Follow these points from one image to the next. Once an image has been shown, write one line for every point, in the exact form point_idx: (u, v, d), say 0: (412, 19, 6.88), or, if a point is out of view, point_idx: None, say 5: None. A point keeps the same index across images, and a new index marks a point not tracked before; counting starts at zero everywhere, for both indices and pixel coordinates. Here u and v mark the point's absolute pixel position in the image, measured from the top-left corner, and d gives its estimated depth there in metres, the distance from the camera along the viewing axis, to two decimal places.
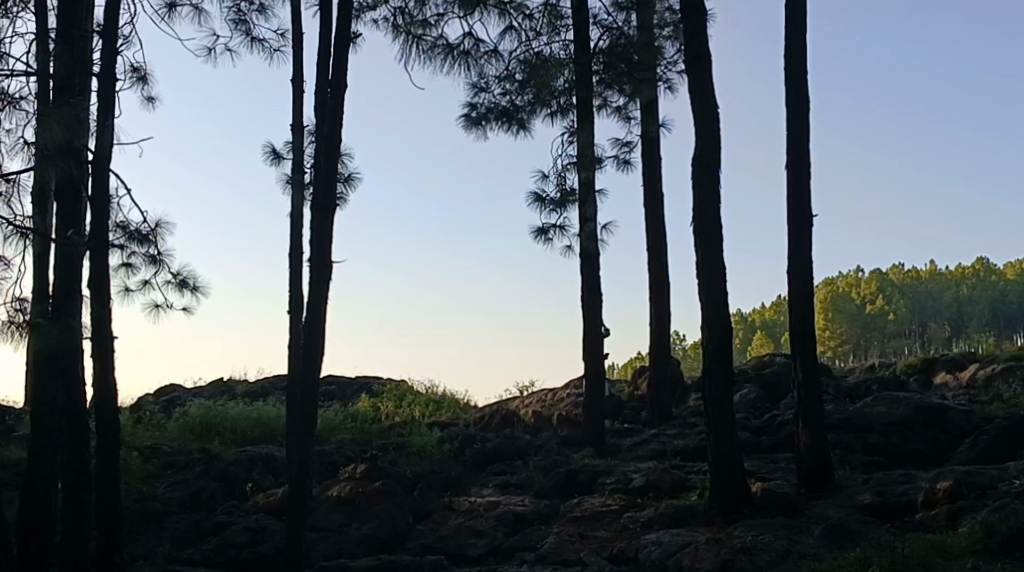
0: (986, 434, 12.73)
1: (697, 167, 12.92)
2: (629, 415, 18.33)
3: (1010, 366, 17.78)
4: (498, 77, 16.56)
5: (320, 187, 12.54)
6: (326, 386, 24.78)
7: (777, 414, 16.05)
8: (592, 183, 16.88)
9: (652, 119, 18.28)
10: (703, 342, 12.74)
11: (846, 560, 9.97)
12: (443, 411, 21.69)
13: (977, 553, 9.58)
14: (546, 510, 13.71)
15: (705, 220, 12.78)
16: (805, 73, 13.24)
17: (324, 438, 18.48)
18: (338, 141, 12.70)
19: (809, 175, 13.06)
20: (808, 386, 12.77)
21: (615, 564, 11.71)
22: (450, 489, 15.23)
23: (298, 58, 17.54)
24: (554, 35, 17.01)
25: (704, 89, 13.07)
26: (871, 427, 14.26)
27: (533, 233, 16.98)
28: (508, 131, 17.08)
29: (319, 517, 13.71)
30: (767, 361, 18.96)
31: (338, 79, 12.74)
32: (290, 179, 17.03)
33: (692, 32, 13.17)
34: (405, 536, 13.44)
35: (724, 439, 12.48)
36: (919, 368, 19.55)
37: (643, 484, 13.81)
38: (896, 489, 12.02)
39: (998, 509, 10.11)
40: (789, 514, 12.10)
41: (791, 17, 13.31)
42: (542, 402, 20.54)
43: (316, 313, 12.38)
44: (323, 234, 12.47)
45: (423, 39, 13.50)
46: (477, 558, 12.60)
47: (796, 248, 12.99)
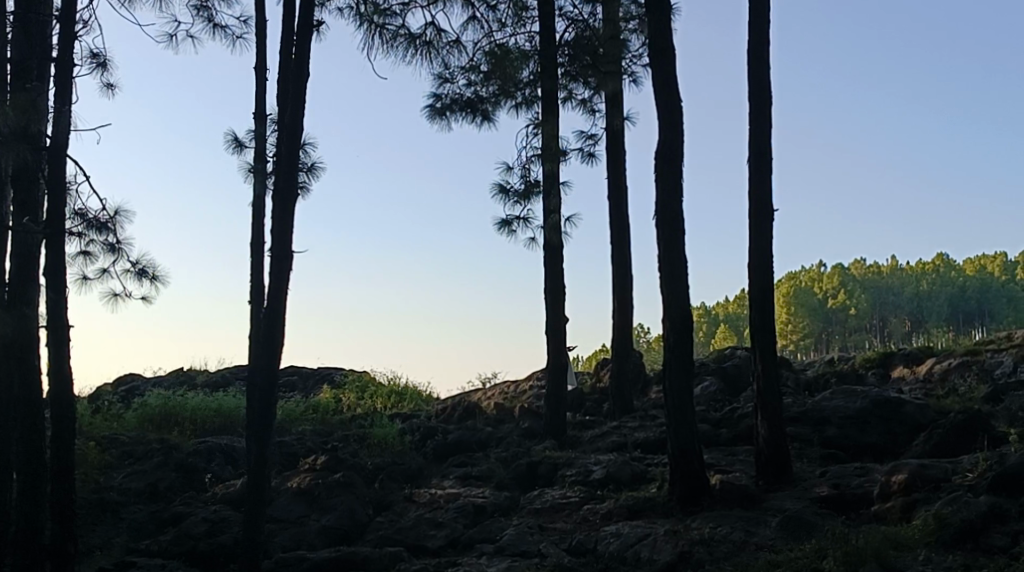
0: (941, 427, 12.85)
1: (660, 160, 12.96)
2: (591, 408, 18.45)
3: (966, 361, 18.01)
4: (463, 68, 16.52)
5: (282, 174, 12.45)
6: (288, 377, 24.74)
7: (737, 407, 16.15)
8: (556, 175, 16.85)
9: (617, 111, 18.32)
10: (663, 334, 12.78)
11: (802, 551, 10.08)
12: (405, 402, 21.68)
13: (930, 545, 9.68)
14: (507, 502, 13.73)
15: (667, 213, 12.82)
16: (768, 68, 13.31)
17: (285, 429, 18.39)
18: (300, 129, 12.59)
19: (771, 169, 13.12)
20: (768, 380, 12.84)
21: (574, 555, 11.74)
22: (411, 481, 15.21)
23: (261, 48, 17.41)
24: (520, 26, 17.00)
25: (668, 82, 13.10)
26: (828, 420, 14.42)
27: (497, 225, 16.93)
28: (472, 123, 16.94)
29: (278, 508, 13.64)
30: (729, 355, 19.05)
31: (301, 68, 12.63)
32: (252, 169, 16.89)
33: (657, 24, 13.20)
34: (365, 527, 13.39)
35: (683, 430, 12.53)
36: (877, 361, 19.77)
37: (603, 477, 13.87)
38: (853, 482, 12.14)
39: (951, 501, 10.21)
40: (747, 505, 12.17)
41: (755, 12, 13.36)
42: (504, 394, 20.56)
43: (276, 302, 12.30)
44: (284, 223, 12.36)
45: (385, 28, 13.39)
46: (437, 550, 12.56)
47: (758, 242, 13.07)
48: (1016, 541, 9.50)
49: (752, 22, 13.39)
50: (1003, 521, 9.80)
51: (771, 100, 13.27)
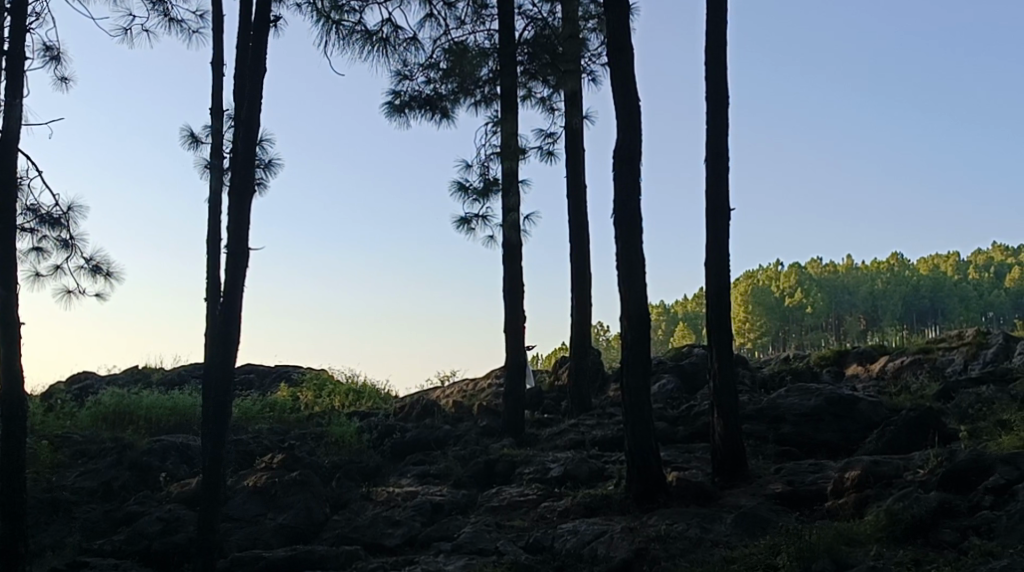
0: (893, 424, 13.00)
1: (618, 159, 13.00)
2: (549, 405, 18.50)
3: (918, 358, 18.25)
4: (422, 65, 16.47)
5: (239, 171, 12.37)
6: (245, 374, 24.60)
7: (693, 405, 16.25)
8: (514, 173, 16.85)
9: (577, 110, 18.38)
10: (621, 332, 12.82)
11: (756, 548, 10.20)
12: (364, 400, 21.61)
13: (882, 540, 9.79)
14: (464, 500, 13.72)
15: (625, 212, 12.86)
16: (725, 68, 13.39)
17: (241, 427, 18.25)
18: (256, 126, 12.49)
19: (728, 169, 13.22)
20: (724, 377, 12.93)
21: (531, 553, 11.75)
22: (369, 480, 15.15)
23: (218, 44, 17.26)
24: (479, 24, 17.01)
25: (626, 81, 13.14)
26: (783, 417, 14.53)
27: (456, 223, 16.92)
28: (431, 120, 16.90)
29: (234, 507, 13.53)
30: (686, 352, 19.15)
31: (257, 64, 12.53)
32: (209, 164, 16.75)
33: (615, 24, 13.24)
34: (321, 525, 13.32)
35: (640, 428, 12.58)
36: (832, 360, 19.97)
37: (561, 475, 13.90)
38: (806, 479, 12.26)
39: (902, 497, 10.33)
40: (702, 502, 12.25)
41: (712, 12, 13.45)
42: (462, 393, 20.55)
43: (232, 299, 12.22)
44: (240, 220, 12.28)
45: (341, 24, 13.32)
46: (394, 549, 12.52)
47: (714, 241, 13.16)
48: (965, 536, 9.63)
49: (709, 23, 13.46)
50: (953, 516, 9.95)
51: (728, 100, 13.36)
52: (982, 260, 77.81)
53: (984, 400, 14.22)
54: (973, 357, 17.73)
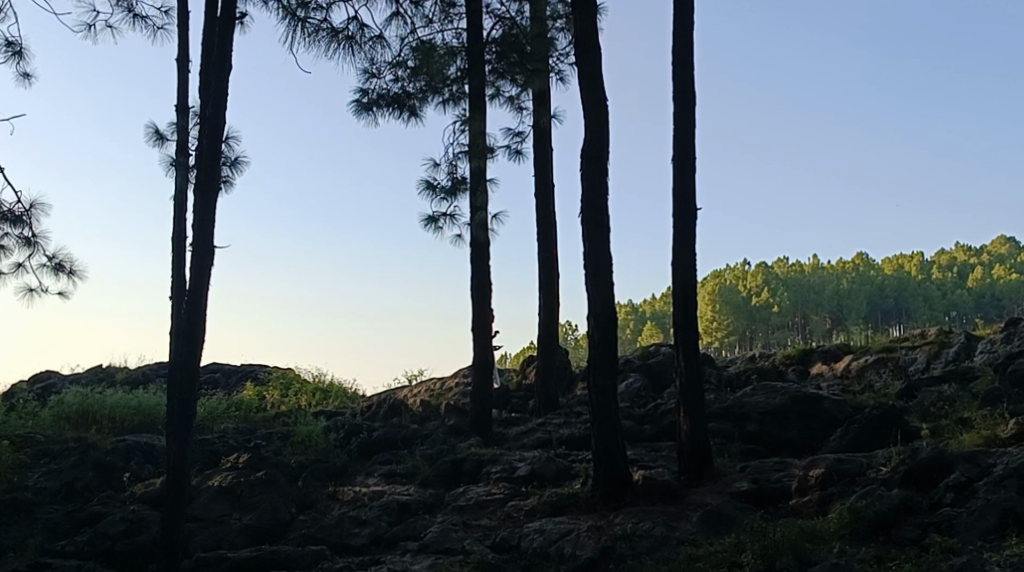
0: (857, 423, 13.10)
1: (586, 158, 13.02)
2: (517, 404, 18.51)
3: (882, 357, 18.45)
4: (389, 63, 16.41)
5: (204, 169, 12.29)
6: (211, 373, 24.45)
7: (660, 404, 16.31)
8: (482, 172, 16.84)
9: (544, 109, 18.40)
10: (588, 331, 12.84)
11: (721, 546, 10.26)
12: (331, 399, 21.52)
13: (845, 538, 9.86)
14: (431, 499, 13.70)
15: (593, 212, 12.89)
16: (692, 69, 13.45)
17: (206, 426, 18.14)
18: (222, 123, 12.42)
19: (695, 169, 13.27)
20: (690, 376, 13.00)
21: (498, 552, 11.76)
22: (335, 479, 15.09)
23: (184, 40, 17.14)
24: (447, 22, 16.99)
25: (593, 81, 13.16)
26: (749, 415, 14.60)
27: (424, 222, 16.89)
28: (399, 118, 16.85)
29: (199, 506, 13.42)
30: (653, 352, 19.23)
31: (222, 61, 12.45)
32: (174, 162, 16.62)
33: (582, 23, 13.25)
34: (287, 525, 13.24)
35: (607, 427, 12.62)
36: (797, 359, 20.11)
37: (528, 473, 13.91)
38: (771, 477, 12.33)
39: (864, 494, 10.40)
40: (668, 501, 12.29)
41: (679, 13, 13.50)
42: (430, 392, 20.54)
43: (197, 297, 12.15)
44: (205, 218, 12.20)
45: (307, 21, 13.25)
46: (360, 548, 12.48)
47: (680, 241, 13.21)
48: (926, 533, 9.71)
49: (676, 23, 13.51)
50: (915, 513, 10.04)
51: (695, 100, 13.41)
52: (945, 260, 78.65)
53: (946, 398, 14.36)
54: (936, 356, 17.90)
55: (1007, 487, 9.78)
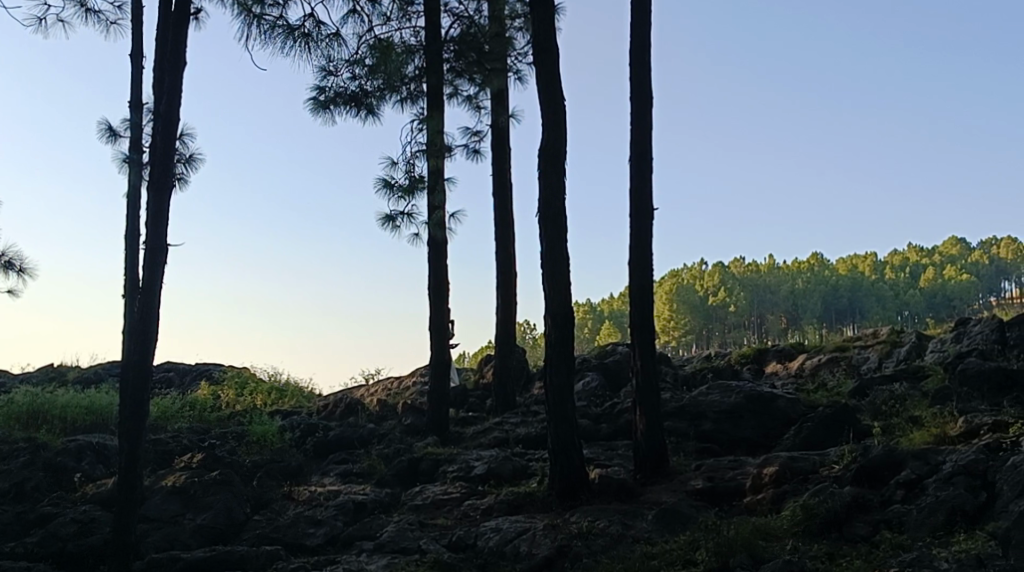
0: (810, 421, 13.22)
1: (544, 158, 13.03)
2: (473, 403, 18.50)
3: (835, 357, 18.62)
4: (347, 61, 16.30)
5: (157, 166, 12.15)
6: (164, 373, 24.22)
7: (616, 402, 16.37)
8: (440, 171, 16.79)
9: (503, 108, 18.41)
10: (545, 330, 12.86)
11: (675, 543, 10.32)
12: (287, 399, 21.38)
13: (797, 535, 9.96)
14: (387, 499, 13.65)
15: (550, 211, 12.91)
16: (648, 69, 13.50)
17: (160, 426, 17.96)
18: (176, 119, 12.29)
19: (652, 169, 13.33)
20: (646, 375, 13.06)
21: (454, 551, 11.74)
22: (290, 479, 14.98)
23: (137, 35, 16.95)
24: (405, 21, 16.94)
25: (551, 81, 13.17)
26: (704, 414, 14.70)
27: (381, 221, 16.84)
28: (356, 117, 16.76)
29: (151, 507, 13.27)
30: (610, 350, 19.29)
31: (176, 57, 12.32)
32: (127, 158, 16.44)
33: (540, 23, 13.26)
34: (242, 526, 13.13)
35: (563, 425, 12.64)
36: (751, 357, 20.28)
37: (484, 472, 13.91)
38: (726, 475, 12.42)
39: (817, 492, 10.50)
40: (624, 499, 12.34)
41: (637, 13, 13.55)
42: (387, 391, 20.48)
43: (150, 296, 12.01)
44: (158, 215, 12.07)
45: (263, 18, 13.14)
46: (316, 548, 12.41)
47: (637, 241, 13.27)
48: (876, 530, 9.81)
49: (634, 24, 13.57)
50: (866, 510, 10.14)
51: (652, 101, 13.47)
52: (897, 260, 79.61)
53: (897, 396, 14.54)
54: (887, 355, 18.13)
55: (955, 484, 9.90)
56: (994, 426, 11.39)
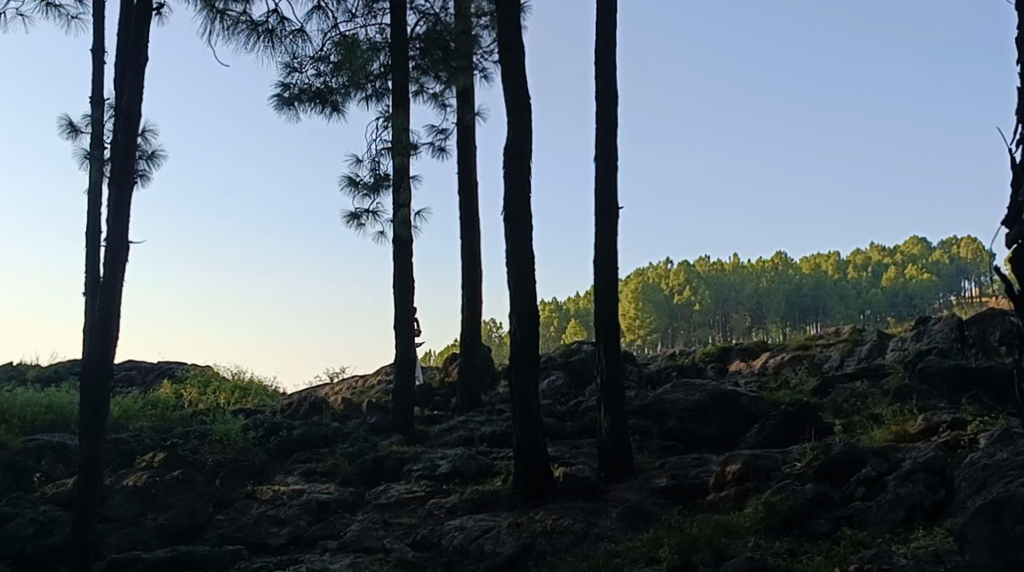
0: (773, 419, 13.30)
1: (510, 156, 13.03)
2: (439, 402, 18.47)
3: (798, 355, 18.73)
4: (312, 58, 16.20)
5: (119, 162, 12.02)
6: (125, 371, 23.98)
7: (581, 401, 16.39)
8: (405, 168, 16.74)
9: (469, 106, 18.38)
10: (510, 329, 12.85)
11: (640, 541, 10.36)
12: (250, 397, 21.24)
13: (759, 532, 10.01)
14: (351, 498, 13.59)
15: (516, 209, 12.91)
16: (614, 68, 13.53)
17: (122, 425, 17.78)
18: (137, 114, 12.17)
19: (617, 168, 13.36)
20: (611, 373, 13.10)
21: (418, 550, 11.71)
22: (254, 478, 14.88)
23: (99, 30, 16.78)
24: (370, 18, 16.88)
25: (517, 80, 13.17)
26: (668, 412, 14.76)
27: (346, 218, 16.77)
28: (321, 114, 16.66)
29: (112, 507, 13.13)
30: (575, 349, 19.33)
31: (138, 52, 12.20)
32: (89, 154, 16.28)
33: (506, 22, 13.25)
34: (204, 525, 13.03)
35: (528, 423, 12.65)
36: (716, 356, 20.38)
37: (449, 471, 13.89)
38: (689, 473, 12.46)
39: (779, 489, 10.59)
40: (588, 497, 12.36)
41: (602, 12, 13.57)
42: (352, 390, 20.40)
43: (110, 294, 11.89)
44: (120, 212, 11.95)
45: (226, 14, 13.04)
46: (278, 548, 12.33)
47: (602, 240, 13.29)
48: (837, 526, 9.89)
49: (599, 23, 13.59)
50: (827, 507, 10.22)
51: (618, 99, 13.50)
52: (860, 260, 80.33)
53: (858, 395, 14.68)
54: (849, 353, 18.27)
55: (915, 481, 10.00)
56: (953, 423, 11.50)
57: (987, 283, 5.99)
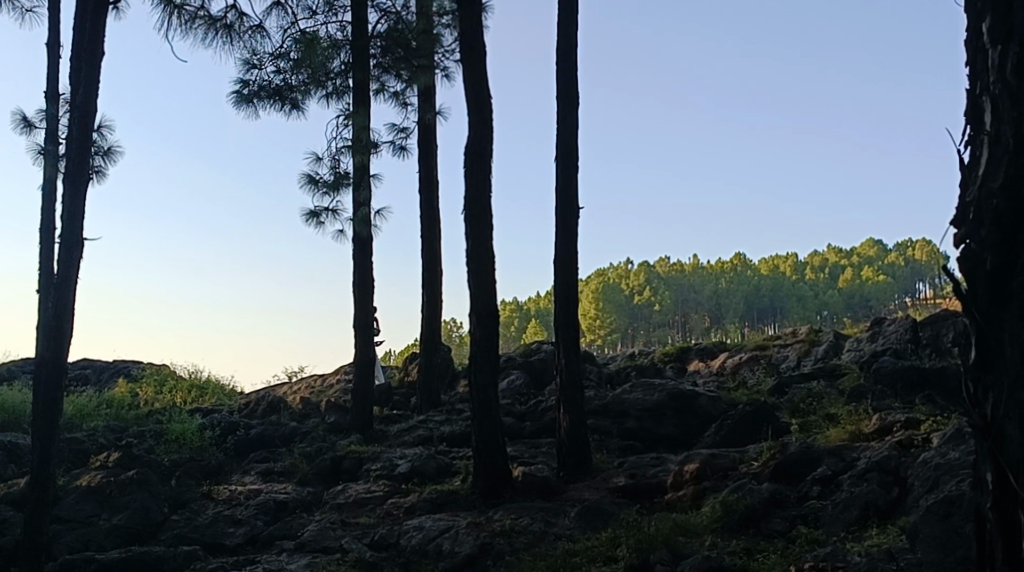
0: (731, 419, 13.39)
1: (470, 156, 13.00)
2: (398, 401, 18.41)
3: (756, 356, 18.88)
4: (271, 55, 16.08)
5: (72, 157, 11.86)
6: (79, 370, 23.70)
7: (541, 401, 16.40)
8: (366, 167, 16.66)
9: (429, 105, 18.32)
10: (470, 328, 12.82)
11: (598, 540, 10.39)
12: (207, 396, 21.06)
13: (716, 531, 10.06)
14: (309, 498, 13.52)
15: (475, 209, 12.89)
16: (575, 69, 13.54)
17: (75, 424, 17.55)
18: (92, 110, 12.01)
19: (577, 169, 13.37)
20: (570, 373, 13.12)
21: (376, 550, 11.65)
22: (210, 478, 14.74)
23: (54, 24, 16.55)
24: (331, 15, 16.80)
25: (478, 79, 13.14)
26: (627, 412, 14.82)
27: (305, 217, 16.68)
28: (280, 111, 16.53)
29: (65, 507, 12.92)
30: (534, 349, 19.34)
31: (94, 47, 12.04)
32: (43, 149, 16.06)
33: (467, 22, 13.22)
34: (160, 526, 12.89)
35: (487, 423, 12.63)
36: (674, 356, 20.49)
37: (407, 471, 13.84)
38: (648, 472, 12.50)
39: (736, 489, 10.66)
40: (546, 496, 12.38)
41: (564, 12, 13.58)
42: (310, 389, 20.31)
43: (63, 291, 11.73)
44: (75, 209, 11.78)
45: (182, 9, 12.90)
46: (234, 548, 12.22)
47: (562, 240, 13.30)
48: (793, 525, 9.96)
49: (561, 24, 13.60)
50: (782, 506, 10.30)
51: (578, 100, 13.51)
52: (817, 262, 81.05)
53: (814, 395, 14.81)
54: (806, 353, 18.43)
55: (869, 480, 10.10)
56: (906, 423, 11.62)
57: (940, 284, 6.04)
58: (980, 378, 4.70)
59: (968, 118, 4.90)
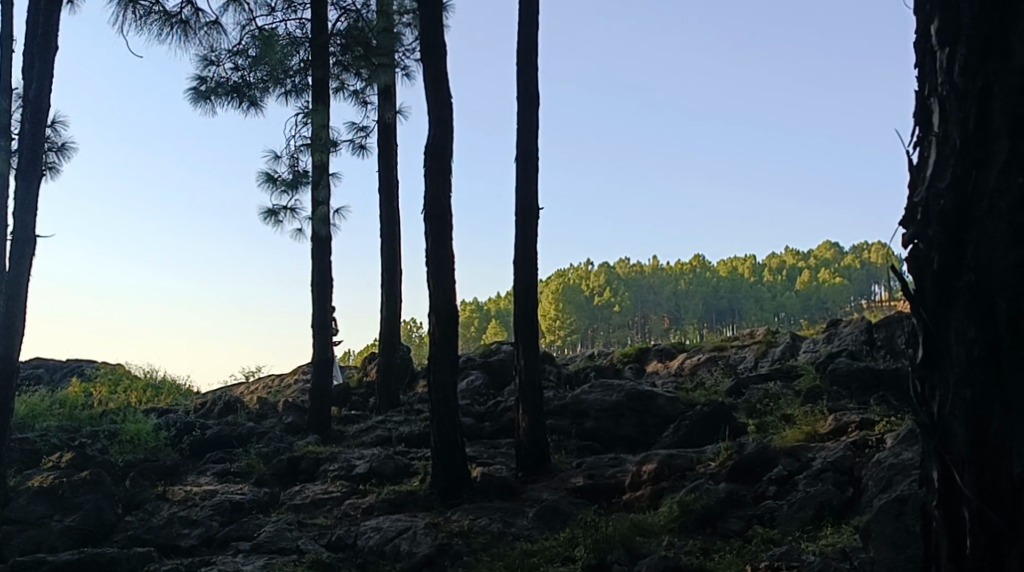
0: (688, 419, 13.46)
1: (430, 155, 12.95)
2: (356, 401, 18.33)
3: (714, 356, 18.99)
4: (229, 51, 15.94)
5: (23, 153, 11.67)
6: (32, 369, 23.37)
7: (500, 401, 16.39)
8: (325, 165, 16.55)
9: (390, 104, 18.24)
10: (429, 328, 12.76)
11: (556, 540, 10.39)
12: (162, 396, 20.85)
13: (673, 531, 10.09)
14: (265, 499, 13.42)
15: (434, 209, 12.84)
16: (535, 69, 13.54)
17: (27, 424, 17.30)
18: (44, 105, 11.83)
19: (537, 170, 13.37)
20: (529, 374, 13.11)
21: (332, 550, 11.57)
22: (165, 478, 14.59)
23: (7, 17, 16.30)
24: (290, 12, 16.70)
25: (438, 78, 13.10)
26: (586, 412, 14.84)
27: (263, 215, 16.55)
28: (238, 108, 16.28)
29: (17, 508, 12.70)
30: (493, 349, 19.32)
31: (47, 41, 11.86)
32: None
33: (427, 21, 13.17)
34: (113, 527, 12.73)
35: (445, 423, 12.59)
36: (633, 356, 20.56)
37: (365, 471, 13.77)
38: (606, 472, 12.52)
39: (693, 488, 10.71)
40: (505, 497, 12.36)
41: (524, 12, 13.59)
42: (268, 388, 20.17)
43: (14, 289, 11.55)
44: (27, 206, 11.60)
45: (138, 3, 12.75)
46: (189, 549, 12.08)
47: (522, 242, 13.29)
48: (749, 525, 10.02)
49: (521, 25, 13.60)
50: (739, 506, 10.36)
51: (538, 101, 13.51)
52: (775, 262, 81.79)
53: (771, 395, 14.92)
54: (763, 354, 18.56)
55: (824, 479, 10.18)
56: (861, 424, 11.73)
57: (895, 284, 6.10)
58: (928, 376, 4.74)
59: (917, 120, 4.94)
